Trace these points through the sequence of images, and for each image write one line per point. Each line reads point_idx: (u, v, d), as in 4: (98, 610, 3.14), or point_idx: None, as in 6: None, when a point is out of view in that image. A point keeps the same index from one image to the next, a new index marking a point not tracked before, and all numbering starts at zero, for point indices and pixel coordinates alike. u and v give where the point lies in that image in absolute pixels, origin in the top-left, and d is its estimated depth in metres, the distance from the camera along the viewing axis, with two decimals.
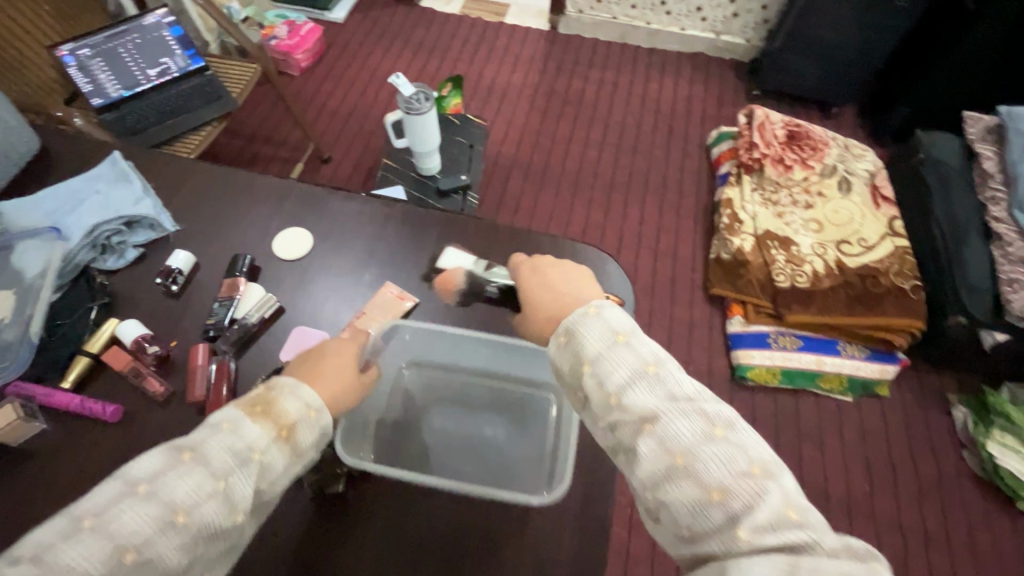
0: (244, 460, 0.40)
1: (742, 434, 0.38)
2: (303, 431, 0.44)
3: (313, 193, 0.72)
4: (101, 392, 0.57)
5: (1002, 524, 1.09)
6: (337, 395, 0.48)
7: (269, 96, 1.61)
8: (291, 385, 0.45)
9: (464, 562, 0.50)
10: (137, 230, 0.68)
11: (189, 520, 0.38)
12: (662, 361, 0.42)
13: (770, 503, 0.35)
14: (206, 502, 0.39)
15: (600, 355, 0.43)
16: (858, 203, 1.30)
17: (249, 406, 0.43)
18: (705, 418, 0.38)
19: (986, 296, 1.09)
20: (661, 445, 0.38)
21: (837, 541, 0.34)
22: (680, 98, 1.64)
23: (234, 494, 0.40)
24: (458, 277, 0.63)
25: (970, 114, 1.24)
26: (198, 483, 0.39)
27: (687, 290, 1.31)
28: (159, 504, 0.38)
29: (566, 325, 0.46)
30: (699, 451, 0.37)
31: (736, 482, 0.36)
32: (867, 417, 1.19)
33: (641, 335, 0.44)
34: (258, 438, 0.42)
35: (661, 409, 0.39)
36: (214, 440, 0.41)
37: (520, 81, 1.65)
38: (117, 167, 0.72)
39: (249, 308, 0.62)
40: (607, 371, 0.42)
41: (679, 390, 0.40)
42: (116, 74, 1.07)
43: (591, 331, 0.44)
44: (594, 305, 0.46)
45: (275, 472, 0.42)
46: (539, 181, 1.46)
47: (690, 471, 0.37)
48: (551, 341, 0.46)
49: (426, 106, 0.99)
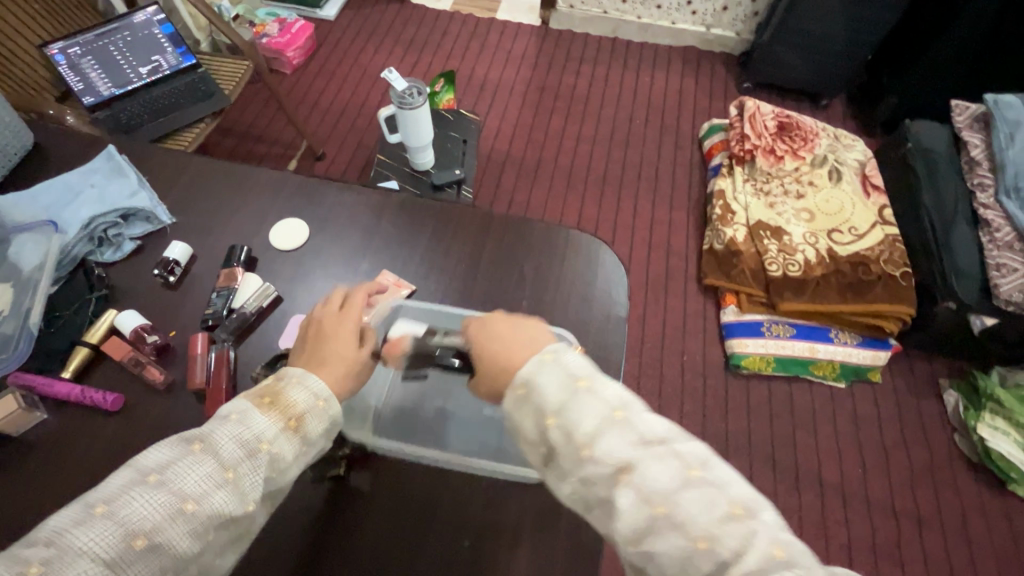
0: (252, 449, 0.42)
1: (717, 472, 0.38)
2: (311, 421, 0.45)
3: (309, 185, 0.73)
4: (101, 382, 0.58)
5: (992, 505, 1.11)
6: (342, 380, 0.49)
7: (262, 94, 1.61)
8: (299, 375, 0.47)
9: (465, 541, 0.50)
10: (134, 223, 0.68)
11: (199, 507, 0.39)
12: (628, 404, 0.41)
13: (756, 546, 0.34)
14: (215, 490, 0.40)
15: (565, 405, 0.41)
16: (848, 192, 1.32)
17: (258, 398, 0.45)
18: (680, 460, 0.38)
19: (975, 281, 1.11)
20: (641, 496, 0.37)
21: (825, 573, 0.34)
22: (671, 91, 1.66)
23: (243, 483, 0.41)
24: (404, 345, 0.52)
25: (957, 102, 1.26)
26: (208, 471, 0.40)
27: (681, 280, 1.33)
28: (169, 493, 0.39)
29: (524, 375, 0.43)
30: (679, 499, 0.36)
31: (719, 527, 0.35)
32: (859, 403, 1.21)
33: (604, 378, 0.42)
34: (266, 428, 0.43)
35: (635, 457, 0.38)
36: (223, 431, 0.42)
37: (512, 77, 1.66)
38: (112, 160, 0.72)
39: (247, 297, 0.62)
40: (575, 422, 0.40)
41: (651, 434, 0.39)
42: (107, 74, 1.08)
43: (553, 381, 0.42)
44: (549, 351, 0.44)
45: (284, 462, 0.43)
46: (533, 175, 1.47)
47: (674, 521, 0.36)
48: (508, 395, 0.43)
49: (420, 101, 1.00)
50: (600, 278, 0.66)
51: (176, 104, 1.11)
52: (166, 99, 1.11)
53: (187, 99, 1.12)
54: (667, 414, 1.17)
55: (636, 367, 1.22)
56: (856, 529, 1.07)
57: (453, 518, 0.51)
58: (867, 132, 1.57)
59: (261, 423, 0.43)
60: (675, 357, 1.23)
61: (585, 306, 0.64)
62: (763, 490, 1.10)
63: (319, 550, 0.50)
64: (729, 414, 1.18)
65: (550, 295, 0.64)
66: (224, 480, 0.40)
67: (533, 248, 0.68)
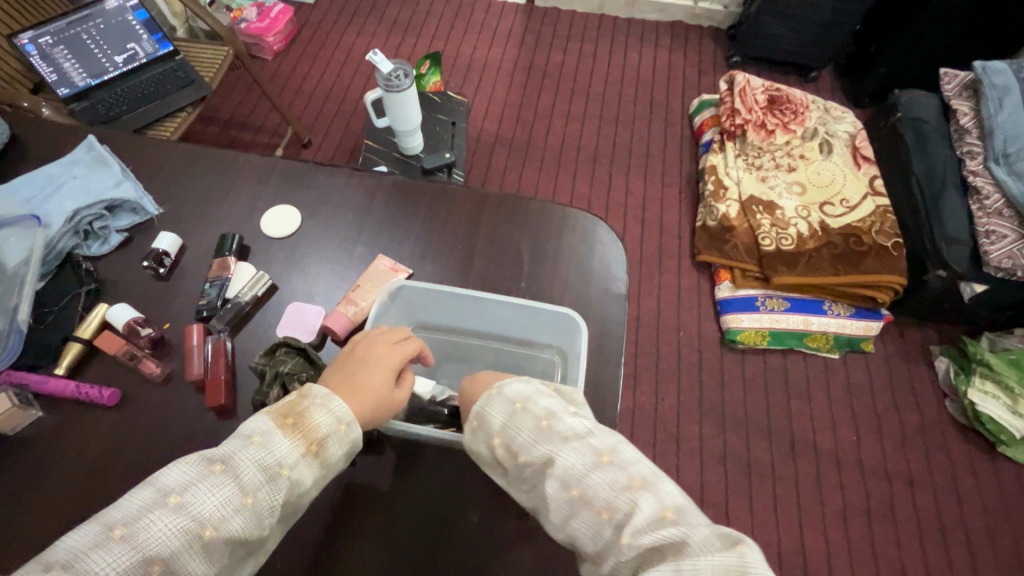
0: (273, 474, 0.42)
1: (624, 454, 0.42)
2: (333, 445, 0.45)
3: (298, 169, 0.71)
4: (96, 377, 0.57)
5: (982, 466, 1.13)
6: (368, 407, 0.48)
7: (244, 80, 1.57)
8: (323, 396, 0.46)
9: (471, 515, 0.50)
10: (120, 214, 0.67)
11: (216, 533, 0.40)
12: (555, 413, 0.44)
13: (645, 510, 0.39)
14: (233, 516, 0.40)
15: (503, 424, 0.44)
16: (838, 163, 1.32)
17: (281, 418, 0.45)
18: (592, 450, 0.42)
19: (964, 248, 1.11)
20: (560, 484, 0.41)
21: (708, 532, 0.37)
22: (660, 67, 1.63)
23: (261, 509, 0.42)
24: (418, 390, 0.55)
25: (946, 71, 1.25)
26: (227, 496, 0.41)
27: (675, 257, 1.33)
28: (188, 517, 0.39)
29: (473, 407, 0.46)
30: (588, 481, 0.40)
31: (617, 498, 0.39)
32: (853, 372, 1.23)
33: (536, 394, 0.45)
34: (288, 453, 0.43)
35: (554, 453, 0.42)
36: (244, 453, 0.42)
37: (499, 57, 1.63)
38: (93, 151, 0.70)
39: (241, 287, 0.61)
40: (512, 436, 0.44)
41: (571, 432, 0.43)
42: (81, 63, 1.04)
43: (494, 407, 0.45)
44: (495, 385, 0.46)
45: (304, 486, 0.44)
46: (523, 155, 1.45)
47: (586, 501, 0.40)
48: (463, 426, 0.46)
49: (407, 83, 0.97)
50: (598, 254, 0.65)
51: (156, 93, 1.08)
52: (145, 89, 1.08)
53: (168, 88, 1.09)
54: (665, 389, 1.18)
55: (633, 345, 1.23)
56: (851, 493, 1.10)
57: (459, 495, 0.51)
58: (856, 103, 1.56)
59: (283, 447, 0.43)
60: (671, 334, 1.24)
61: (584, 283, 0.63)
62: (760, 459, 1.12)
63: (325, 530, 0.50)
64: (726, 387, 1.19)
65: (548, 273, 0.64)
66: (243, 505, 0.41)
67: (528, 227, 0.67)
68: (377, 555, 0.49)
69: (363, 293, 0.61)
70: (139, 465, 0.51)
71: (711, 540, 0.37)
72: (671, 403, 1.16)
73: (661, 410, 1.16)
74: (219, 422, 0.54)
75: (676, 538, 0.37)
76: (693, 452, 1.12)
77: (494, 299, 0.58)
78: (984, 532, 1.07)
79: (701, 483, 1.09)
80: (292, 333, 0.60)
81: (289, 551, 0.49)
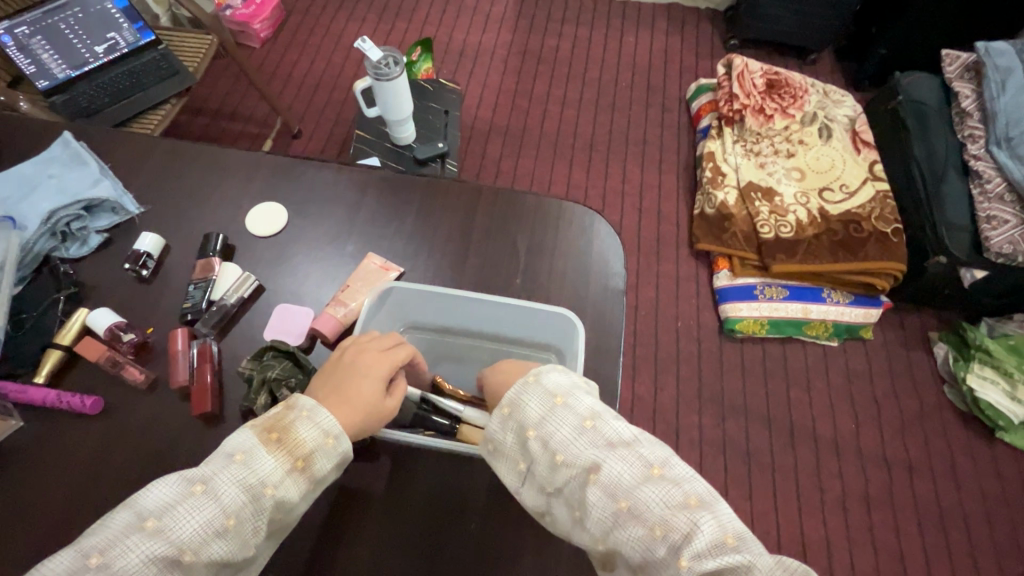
0: (256, 494, 0.41)
1: (676, 469, 0.40)
2: (320, 460, 0.44)
3: (284, 164, 0.69)
4: (78, 384, 0.55)
5: (981, 451, 1.13)
6: (357, 418, 0.46)
7: (231, 69, 1.53)
8: (309, 409, 0.45)
9: (471, 522, 0.48)
10: (98, 214, 0.64)
11: (196, 558, 0.39)
12: (598, 414, 0.42)
13: (705, 533, 0.36)
14: (215, 539, 0.40)
15: (541, 418, 0.43)
16: (838, 148, 1.29)
17: (264, 433, 0.44)
18: (642, 461, 0.40)
19: (965, 233, 1.09)
20: (605, 492, 0.39)
21: (772, 560, 0.36)
22: (657, 51, 1.60)
23: (243, 530, 0.41)
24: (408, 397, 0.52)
25: (948, 52, 1.22)
26: (208, 519, 0.39)
27: (673, 246, 1.31)
28: (167, 542, 0.38)
29: (508, 394, 0.44)
30: (639, 492, 0.38)
31: (674, 515, 0.37)
32: (852, 359, 1.22)
33: (577, 391, 0.44)
34: (272, 471, 0.42)
35: (601, 457, 0.40)
36: (226, 473, 0.41)
37: (492, 42, 1.59)
38: (69, 148, 0.67)
39: (227, 289, 0.59)
40: (551, 433, 0.42)
41: (617, 438, 0.41)
42: (60, 54, 0.99)
43: (532, 398, 0.43)
44: (532, 373, 0.45)
45: (290, 503, 0.43)
46: (518, 144, 1.43)
47: (636, 514, 0.38)
48: (494, 413, 0.44)
49: (397, 71, 0.94)
50: (595, 249, 0.63)
51: (137, 84, 1.04)
52: (127, 80, 1.04)
53: (149, 78, 1.06)
54: (664, 380, 1.17)
55: (632, 336, 1.21)
56: (850, 481, 1.09)
57: (455, 499, 0.49)
58: (856, 86, 1.54)
59: (266, 465, 0.42)
60: (670, 323, 1.23)
61: (580, 279, 0.61)
62: (759, 448, 1.11)
63: (317, 538, 0.48)
64: (725, 377, 1.18)
65: (544, 269, 0.62)
66: (224, 528, 0.40)
67: (523, 222, 0.64)
68: (371, 564, 0.47)
69: (353, 293, 0.60)
70: (125, 473, 0.50)
71: (774, 569, 0.36)
72: (670, 393, 1.15)
73: (660, 400, 1.15)
74: (207, 428, 0.52)
75: (739, 564, 0.35)
76: (692, 442, 1.11)
77: (488, 299, 0.56)
78: (982, 518, 1.07)
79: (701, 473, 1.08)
80: (279, 336, 0.58)
81: (280, 560, 0.47)
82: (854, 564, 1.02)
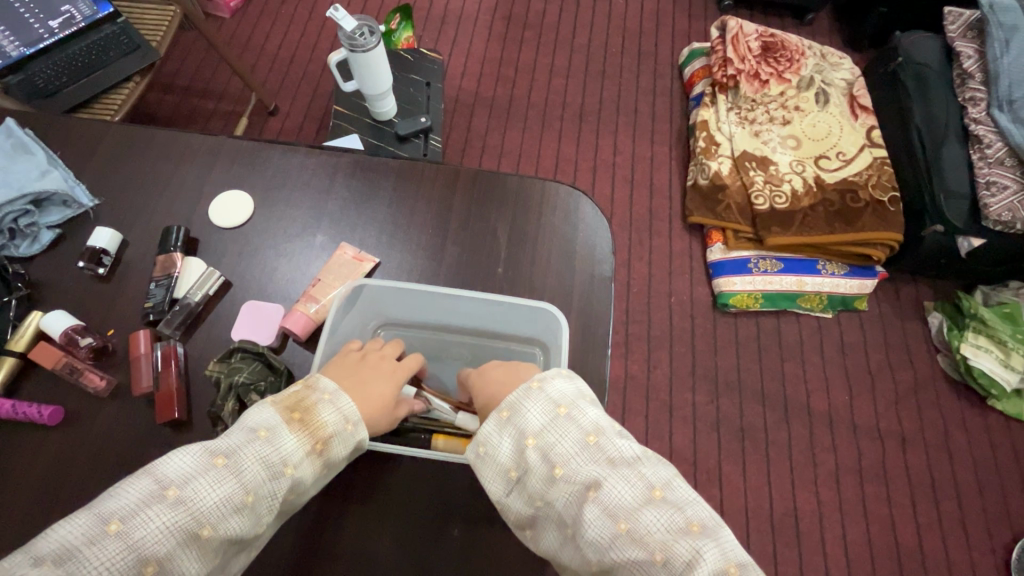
0: (276, 473, 0.38)
1: (678, 491, 0.37)
2: (338, 446, 0.41)
3: (247, 148, 0.64)
4: (37, 393, 0.52)
5: (973, 420, 1.13)
6: (375, 407, 0.45)
7: (199, 42, 1.44)
8: (331, 392, 0.42)
9: (453, 528, 0.46)
10: (48, 209, 0.60)
11: (214, 534, 0.35)
12: (602, 429, 0.40)
13: (709, 562, 0.33)
14: (233, 515, 0.36)
15: (542, 428, 0.40)
16: (835, 114, 1.24)
17: (286, 411, 0.40)
18: (644, 481, 0.37)
19: (964, 200, 1.05)
20: (605, 512, 0.36)
21: None
22: (648, 13, 1.52)
23: (260, 508, 0.37)
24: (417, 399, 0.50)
25: (950, 9, 1.16)
26: (229, 494, 0.36)
27: (666, 219, 1.27)
28: (189, 514, 0.34)
29: (508, 398, 0.42)
30: (640, 515, 0.35)
31: (676, 541, 0.34)
32: (846, 331, 1.20)
33: (582, 401, 0.41)
34: (292, 451, 0.39)
35: (603, 475, 0.37)
36: (250, 448, 0.38)
37: (474, 7, 1.50)
38: (12, 138, 0.63)
39: (191, 285, 0.56)
40: (551, 445, 0.39)
41: (620, 455, 0.39)
42: (12, 31, 0.89)
43: (533, 405, 0.41)
44: (535, 378, 0.42)
45: (305, 485, 0.40)
46: (505, 116, 1.37)
47: (634, 536, 0.35)
48: (491, 416, 0.42)
49: (373, 42, 0.87)
50: (581, 234, 0.60)
51: (98, 62, 0.95)
52: (88, 57, 0.94)
53: (111, 54, 0.96)
54: (658, 357, 1.15)
55: (625, 313, 1.19)
56: (844, 453, 1.09)
57: (436, 507, 0.47)
58: (854, 47, 1.47)
59: (289, 443, 0.39)
60: (662, 300, 1.20)
61: (567, 266, 0.58)
62: (753, 423, 1.11)
63: (289, 550, 0.46)
64: (719, 353, 1.16)
65: (528, 257, 0.58)
66: (244, 504, 0.36)
67: (505, 206, 0.61)
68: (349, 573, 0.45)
69: (325, 288, 0.57)
70: (87, 486, 0.47)
71: None
72: (663, 371, 1.14)
73: (654, 378, 1.13)
74: (176, 435, 0.50)
75: None
76: (687, 419, 1.10)
77: (469, 296, 0.53)
78: (974, 485, 1.08)
79: (694, 450, 1.08)
80: (247, 335, 0.55)
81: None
82: (847, 535, 1.03)
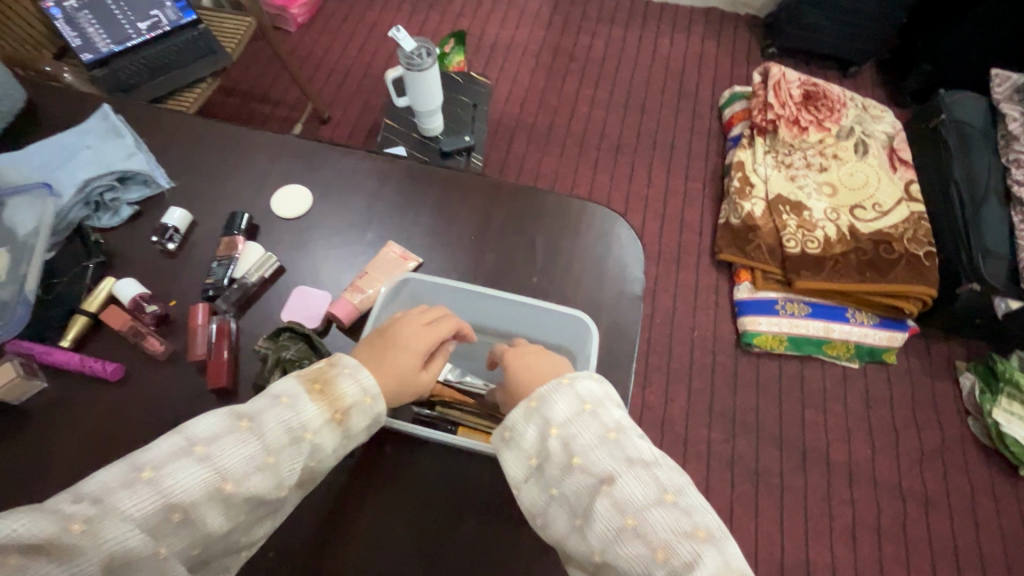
0: (295, 438, 0.41)
1: (690, 499, 0.38)
2: (355, 417, 0.44)
3: (310, 149, 0.69)
4: (102, 351, 0.57)
5: (1002, 488, 1.09)
6: (393, 383, 0.46)
7: (266, 52, 1.55)
8: (352, 367, 0.45)
9: (469, 522, 0.48)
10: (130, 187, 0.66)
11: (236, 489, 0.38)
12: (623, 429, 0.42)
13: (709, 567, 0.35)
14: (255, 473, 0.39)
15: (567, 420, 0.42)
16: (873, 166, 1.25)
17: (308, 383, 0.43)
18: (657, 483, 0.39)
19: (1004, 262, 1.06)
20: (615, 504, 0.38)
21: None
22: (691, 55, 1.57)
23: (280, 469, 0.40)
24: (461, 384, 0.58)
25: (997, 71, 1.16)
26: (250, 454, 0.39)
27: (695, 254, 1.28)
28: (212, 469, 0.38)
29: (539, 389, 0.44)
30: (648, 513, 0.37)
31: (679, 542, 0.36)
32: (871, 382, 1.18)
33: (608, 402, 0.43)
34: (312, 418, 0.42)
35: (618, 471, 0.39)
36: (272, 413, 0.41)
37: (524, 38, 1.57)
38: (106, 121, 0.69)
39: (249, 267, 0.60)
40: (573, 436, 0.41)
41: (638, 456, 0.40)
42: (106, 31, 0.97)
43: (562, 398, 0.43)
44: (567, 375, 0.45)
45: (324, 453, 0.43)
46: (545, 142, 1.42)
47: (640, 531, 0.37)
48: (520, 404, 0.44)
49: (429, 62, 0.93)
50: (614, 254, 0.62)
51: (174, 63, 1.03)
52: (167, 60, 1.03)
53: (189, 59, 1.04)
54: (676, 389, 1.15)
55: (647, 342, 1.20)
56: (862, 507, 1.07)
57: (453, 498, 0.49)
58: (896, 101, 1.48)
59: (309, 412, 0.42)
60: (685, 333, 1.21)
61: (598, 284, 0.61)
62: (769, 467, 1.09)
63: (313, 522, 0.48)
64: (738, 392, 1.16)
65: (561, 272, 0.61)
66: (264, 464, 0.40)
67: (542, 221, 0.64)
68: (369, 549, 0.47)
69: (371, 281, 0.60)
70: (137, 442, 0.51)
71: None
72: (681, 404, 1.14)
73: (670, 410, 1.13)
74: (221, 404, 0.53)
75: None
76: (701, 454, 1.09)
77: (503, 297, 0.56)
78: (998, 557, 1.04)
79: (707, 487, 1.07)
80: (296, 318, 0.59)
81: (278, 542, 0.47)
82: None
